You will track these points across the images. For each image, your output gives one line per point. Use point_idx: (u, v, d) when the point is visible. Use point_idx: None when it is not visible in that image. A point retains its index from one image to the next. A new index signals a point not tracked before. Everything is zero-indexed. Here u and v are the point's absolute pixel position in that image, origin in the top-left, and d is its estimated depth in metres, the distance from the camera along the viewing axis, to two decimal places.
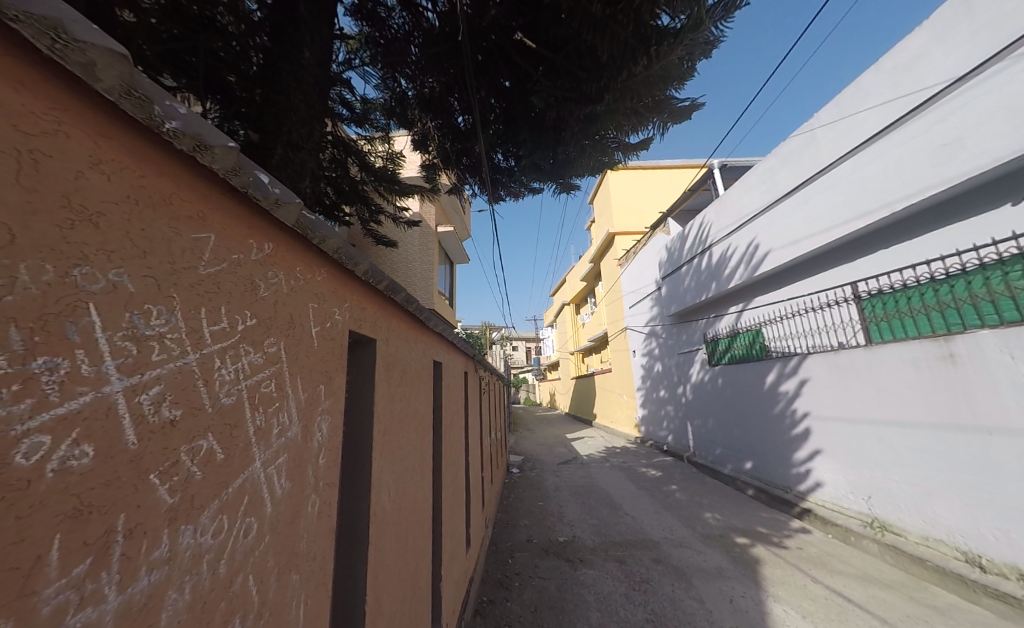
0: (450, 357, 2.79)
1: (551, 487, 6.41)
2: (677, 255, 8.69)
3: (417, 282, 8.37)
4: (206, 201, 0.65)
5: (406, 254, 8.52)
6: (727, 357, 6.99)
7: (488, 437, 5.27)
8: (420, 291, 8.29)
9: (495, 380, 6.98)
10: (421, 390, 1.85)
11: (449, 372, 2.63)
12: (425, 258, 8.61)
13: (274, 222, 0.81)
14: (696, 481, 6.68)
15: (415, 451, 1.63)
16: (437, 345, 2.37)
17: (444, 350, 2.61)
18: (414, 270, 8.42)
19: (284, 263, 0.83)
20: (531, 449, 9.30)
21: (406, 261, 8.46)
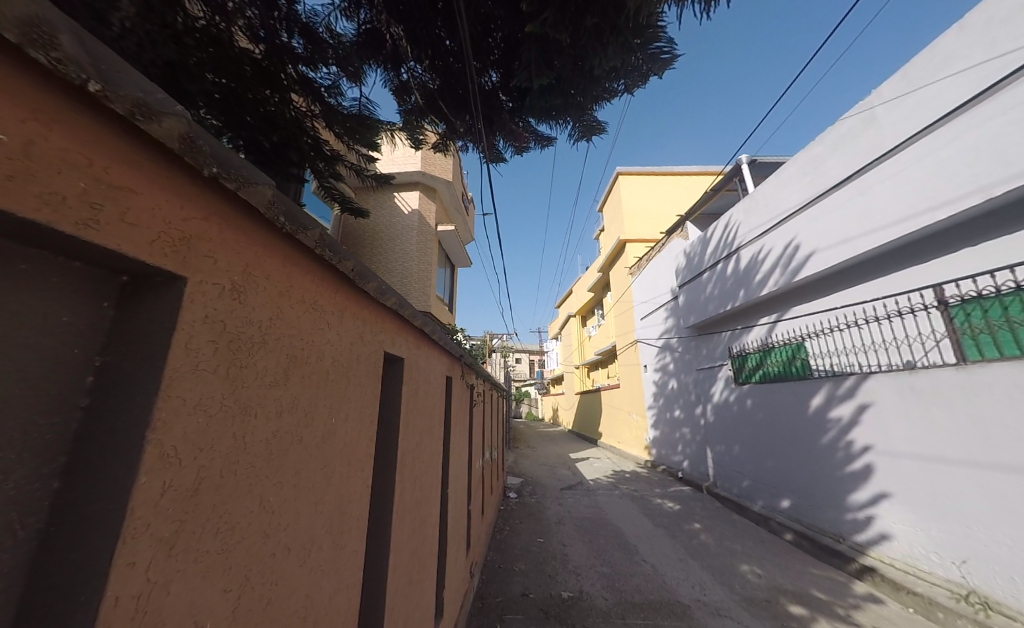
0: (430, 351, 2.17)
1: (554, 516, 5.67)
2: (697, 261, 8.04)
3: (414, 282, 7.77)
4: (79, 115, 0.50)
5: (403, 254, 7.96)
6: (755, 376, 6.26)
7: (484, 456, 4.60)
8: (417, 292, 7.68)
9: (493, 392, 6.34)
10: (357, 386, 1.20)
11: (424, 367, 1.99)
12: (423, 259, 8.05)
13: (163, 146, 0.61)
14: (719, 516, 5.90)
15: (321, 485, 0.98)
16: (406, 330, 1.75)
17: (422, 340, 2.00)
18: (411, 270, 7.84)
19: (183, 199, 0.63)
20: (532, 471, 8.48)
21: (403, 260, 7.89)
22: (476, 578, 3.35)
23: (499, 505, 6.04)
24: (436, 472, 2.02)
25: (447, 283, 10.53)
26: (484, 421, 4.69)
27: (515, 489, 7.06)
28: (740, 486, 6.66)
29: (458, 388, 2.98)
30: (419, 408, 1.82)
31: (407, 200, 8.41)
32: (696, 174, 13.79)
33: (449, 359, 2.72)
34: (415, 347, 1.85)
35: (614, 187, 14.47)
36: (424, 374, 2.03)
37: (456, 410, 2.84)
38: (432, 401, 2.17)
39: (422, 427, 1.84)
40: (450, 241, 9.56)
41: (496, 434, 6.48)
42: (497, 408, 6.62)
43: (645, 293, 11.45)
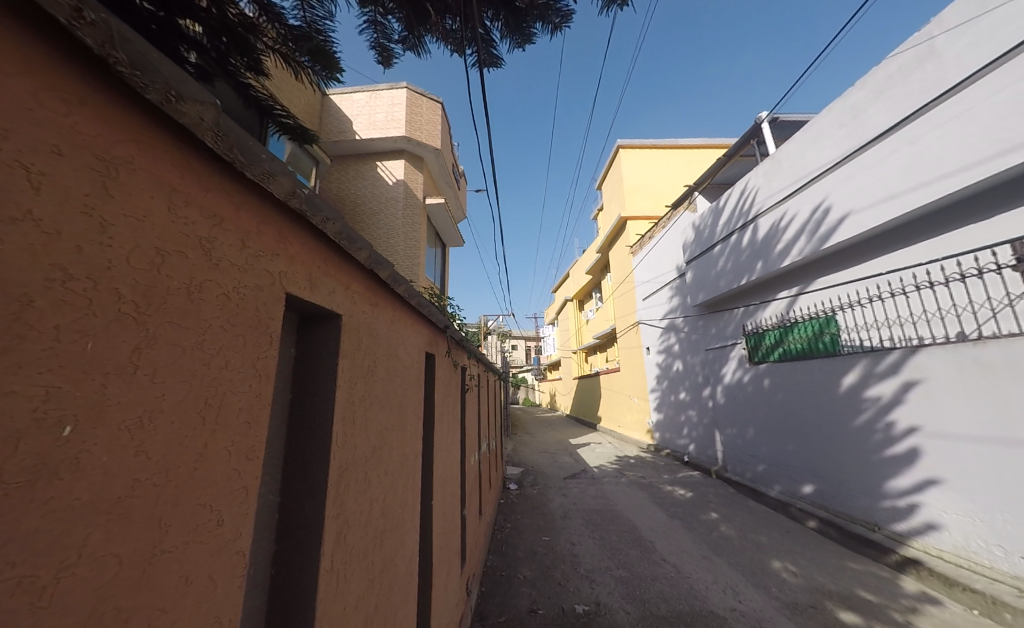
0: (402, 320, 1.58)
1: (559, 509, 5.19)
2: (708, 234, 7.45)
3: (399, 259, 7.09)
4: None
5: (387, 227, 7.28)
6: (774, 354, 5.76)
7: (481, 449, 4.07)
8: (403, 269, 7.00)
9: (491, 377, 5.79)
10: (205, 356, 0.63)
11: (388, 338, 1.39)
12: (409, 235, 7.37)
13: None
14: (735, 503, 5.46)
15: (58, 589, 0.41)
16: (352, 279, 1.15)
17: (384, 303, 1.40)
18: (396, 245, 7.15)
19: None
20: (532, 459, 7.98)
21: (387, 234, 7.20)
22: (473, 593, 2.83)
23: (499, 499, 5.53)
24: (407, 482, 1.45)
25: (438, 263, 9.82)
26: (479, 408, 4.16)
27: (515, 480, 6.55)
28: (753, 471, 6.22)
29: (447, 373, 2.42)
30: (379, 395, 1.25)
31: (391, 171, 7.66)
32: (700, 147, 13.06)
33: (433, 335, 2.13)
34: (370, 310, 1.25)
35: (614, 162, 13.69)
36: (396, 354, 1.46)
37: (445, 401, 2.26)
38: (409, 385, 1.60)
39: (383, 422, 1.27)
40: (440, 217, 8.83)
41: (495, 422, 5.98)
42: (495, 394, 6.11)
43: (648, 272, 10.90)
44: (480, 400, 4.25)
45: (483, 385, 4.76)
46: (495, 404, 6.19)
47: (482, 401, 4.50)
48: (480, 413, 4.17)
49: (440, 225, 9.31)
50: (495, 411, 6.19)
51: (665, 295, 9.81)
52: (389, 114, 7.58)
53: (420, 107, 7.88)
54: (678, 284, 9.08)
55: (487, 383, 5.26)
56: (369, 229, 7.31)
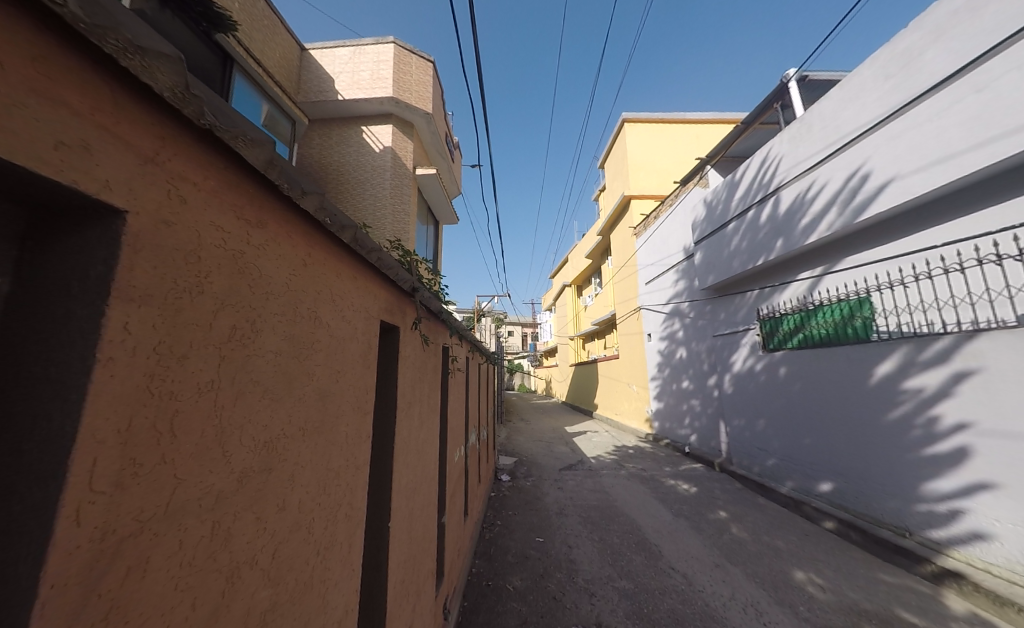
0: (331, 264, 1.04)
1: (555, 504, 4.80)
2: (721, 210, 6.89)
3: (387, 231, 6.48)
4: None
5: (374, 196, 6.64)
6: (793, 341, 5.29)
7: (469, 441, 3.62)
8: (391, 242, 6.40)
9: (484, 362, 5.31)
10: None
11: (293, 282, 0.84)
12: (397, 206, 6.77)
13: None
14: (743, 500, 5.09)
15: None
16: (170, 143, 0.58)
17: (287, 224, 0.85)
18: (383, 216, 6.54)
19: None
20: (526, 449, 7.58)
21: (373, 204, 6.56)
22: (454, 613, 2.39)
23: (489, 493, 5.12)
24: (327, 513, 0.93)
25: (430, 241, 9.21)
26: (468, 394, 3.68)
27: (507, 471, 6.15)
28: (762, 465, 5.85)
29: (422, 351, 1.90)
30: (260, 377, 0.71)
31: (377, 136, 6.99)
32: (709, 123, 12.35)
33: (399, 299, 1.60)
34: (241, 221, 0.69)
35: (618, 138, 12.95)
36: (323, 318, 0.96)
37: (417, 387, 1.75)
38: (349, 367, 1.10)
39: (270, 424, 0.73)
40: (432, 190, 8.19)
41: (487, 410, 5.53)
42: (487, 379, 5.64)
43: (652, 255, 10.36)
44: (469, 387, 3.77)
45: (474, 369, 4.28)
46: (488, 391, 5.74)
47: (472, 388, 4.03)
48: (469, 401, 3.70)
49: (432, 199, 8.67)
50: (488, 398, 5.73)
51: (671, 279, 9.31)
52: (375, 71, 6.85)
53: (409, 66, 7.15)
54: (686, 267, 8.56)
55: (479, 368, 4.78)
56: (352, 199, 6.68)
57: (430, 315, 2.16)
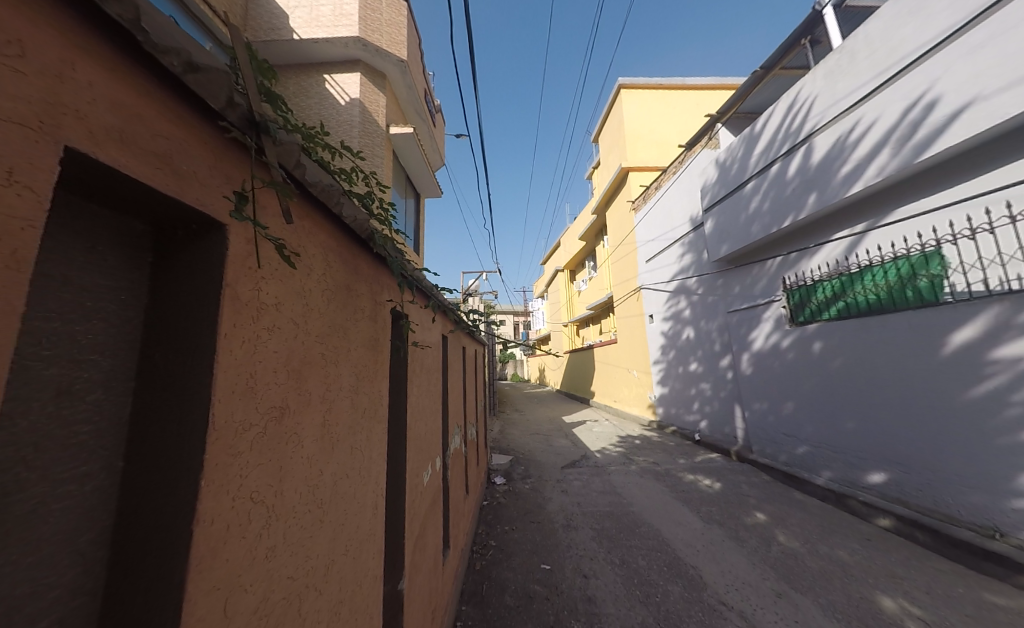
0: None
1: (561, 513, 4.01)
2: (737, 168, 6.03)
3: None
4: None
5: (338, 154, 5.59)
6: (830, 312, 4.51)
7: (450, 445, 2.76)
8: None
9: (472, 345, 4.44)
10: None
11: None
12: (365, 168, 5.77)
13: None
14: (776, 495, 4.39)
15: None
16: None
17: None
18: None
19: None
20: (523, 443, 6.77)
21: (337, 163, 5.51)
22: None
23: (482, 501, 4.28)
24: None
25: (409, 216, 8.19)
26: (447, 384, 2.81)
27: (502, 471, 5.33)
28: (791, 454, 5.16)
29: (317, 309, 0.99)
30: None
31: (342, 86, 5.89)
32: (711, 88, 11.52)
33: (206, 162, 0.65)
34: None
35: (614, 105, 11.97)
36: None
37: (292, 378, 0.85)
38: None
39: None
40: (409, 154, 7.16)
41: (477, 403, 4.68)
42: (476, 367, 4.77)
43: (654, 229, 9.53)
44: (449, 376, 2.90)
45: (457, 353, 3.41)
46: (477, 380, 4.86)
47: (454, 378, 3.16)
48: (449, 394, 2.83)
49: (409, 166, 7.63)
50: (478, 389, 4.89)
51: (677, 253, 8.49)
52: (337, 8, 5.75)
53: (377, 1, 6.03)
54: (694, 238, 7.73)
55: (465, 351, 3.90)
56: None
57: (358, 254, 1.26)
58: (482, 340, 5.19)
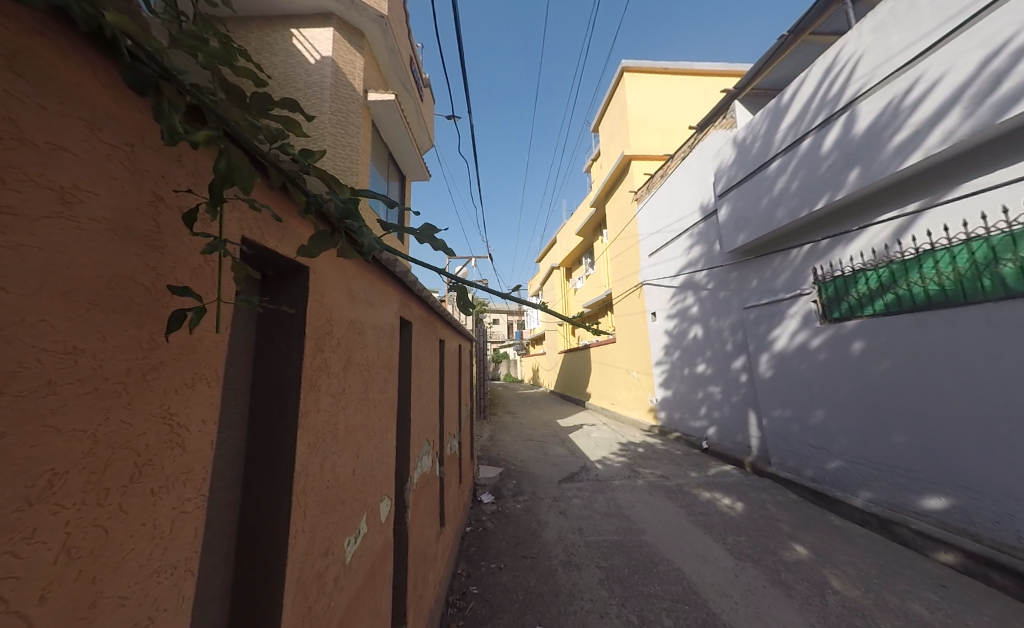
0: None
1: (559, 543, 3.32)
2: (759, 147, 5.40)
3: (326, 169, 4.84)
4: None
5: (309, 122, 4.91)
6: (874, 306, 3.83)
7: (414, 466, 2.06)
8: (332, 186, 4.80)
9: (454, 338, 3.74)
10: None
11: None
12: (339, 137, 5.05)
13: None
14: (809, 520, 3.76)
15: None
16: None
17: None
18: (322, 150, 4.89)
19: None
20: (516, 452, 6.06)
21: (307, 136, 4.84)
22: None
23: (463, 528, 3.56)
24: None
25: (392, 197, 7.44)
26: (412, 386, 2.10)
27: (490, 486, 4.63)
28: (819, 469, 4.52)
29: None
30: None
31: (312, 43, 5.10)
32: (717, 75, 11.00)
33: None
34: None
35: (617, 91, 11.33)
36: None
37: None
38: None
39: None
40: (391, 126, 6.41)
41: (461, 407, 3.98)
42: (460, 365, 4.09)
43: (660, 220, 8.88)
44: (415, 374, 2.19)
45: (429, 345, 2.70)
46: (461, 380, 4.17)
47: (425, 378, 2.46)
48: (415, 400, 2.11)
49: (392, 141, 6.87)
50: (463, 391, 4.20)
51: (684, 245, 7.85)
52: None
53: None
54: (705, 228, 7.10)
55: (444, 346, 3.21)
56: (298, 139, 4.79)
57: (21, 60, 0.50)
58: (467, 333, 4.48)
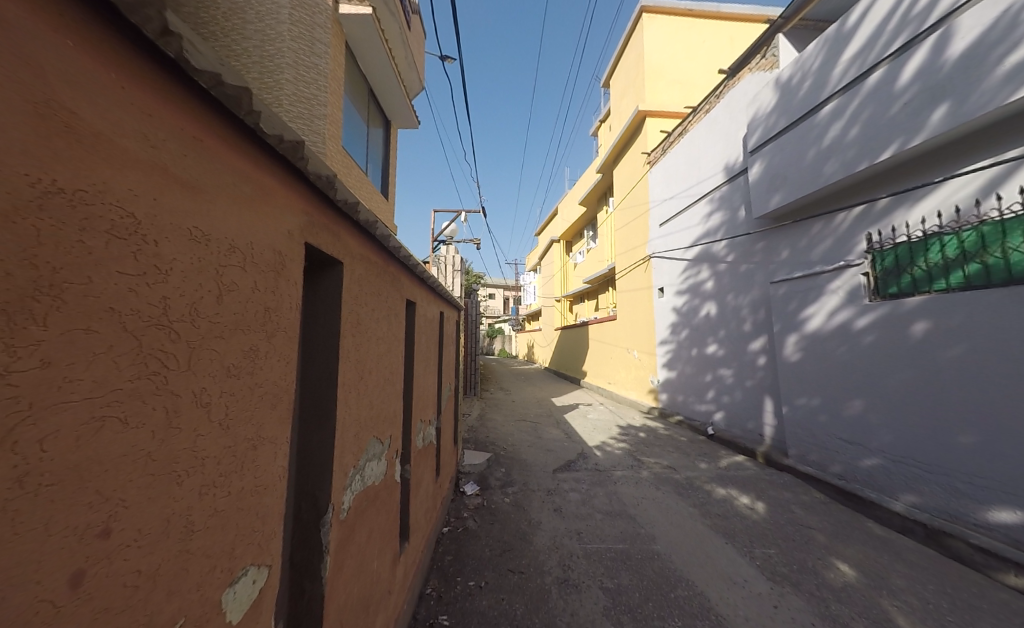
0: None
1: (553, 552, 2.74)
2: (810, 87, 4.63)
3: (288, 95, 4.11)
4: None
5: (262, 25, 3.86)
6: (949, 280, 3.28)
7: (357, 476, 1.42)
8: (296, 117, 4.18)
9: (432, 305, 3.04)
10: None
11: None
12: (300, 54, 4.23)
13: None
14: (845, 527, 3.23)
15: None
16: None
17: None
18: (282, 68, 4.03)
19: None
20: (506, 434, 5.47)
21: (263, 53, 3.83)
22: None
23: (439, 528, 2.97)
24: None
25: (375, 143, 6.63)
26: (354, 363, 1.42)
27: (475, 474, 4.05)
28: (851, 466, 3.97)
29: None
30: None
31: None
32: (745, 21, 9.79)
33: None
34: None
35: (633, 36, 10.06)
36: None
37: None
38: None
39: None
40: (368, 49, 5.45)
41: (442, 386, 3.32)
42: (442, 337, 3.40)
43: (675, 185, 8.04)
44: (360, 348, 1.51)
45: (393, 309, 2.01)
46: (444, 354, 3.49)
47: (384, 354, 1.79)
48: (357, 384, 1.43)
49: (370, 72, 5.94)
50: (446, 367, 3.54)
51: (701, 213, 7.08)
52: None
53: None
54: (728, 193, 6.32)
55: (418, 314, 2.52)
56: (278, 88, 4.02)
57: None
58: (451, 300, 3.77)
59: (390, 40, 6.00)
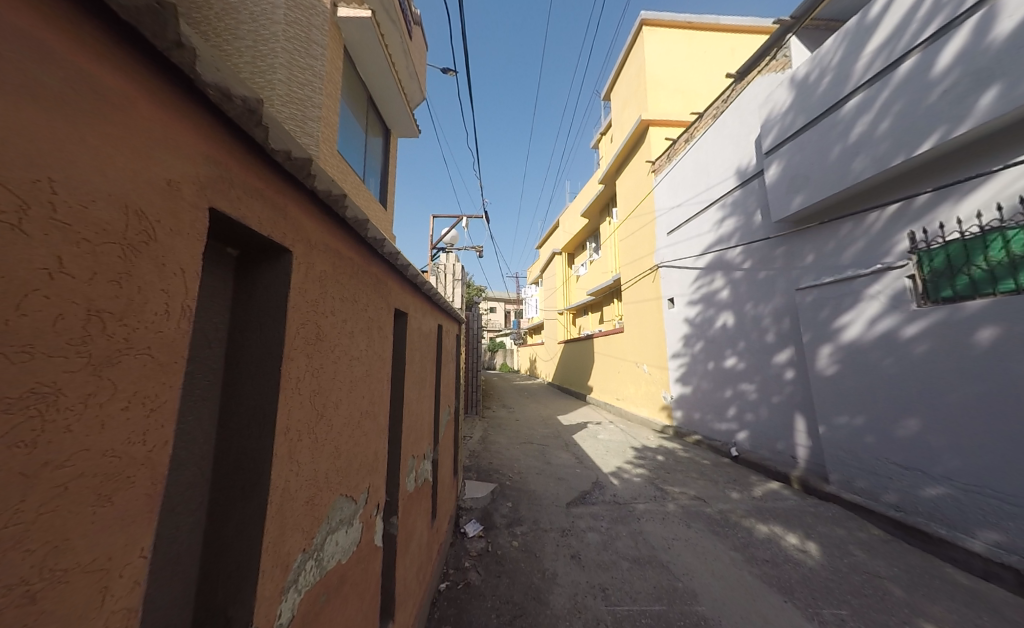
0: None
1: (576, 617, 2.24)
2: (829, 85, 4.27)
3: (280, 95, 3.78)
4: None
5: (254, 23, 3.51)
6: (1019, 280, 2.87)
7: (314, 562, 0.96)
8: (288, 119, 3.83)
9: (429, 318, 2.61)
10: None
11: None
12: (296, 55, 3.92)
13: None
14: (921, 576, 2.71)
15: None
16: None
17: None
18: (275, 69, 3.69)
19: None
20: (512, 459, 4.96)
21: (255, 53, 3.54)
22: None
23: (436, 585, 2.47)
24: None
25: (375, 153, 6.34)
26: (319, 397, 0.95)
27: (479, 510, 3.54)
28: (910, 497, 3.47)
29: None
30: None
31: None
32: (745, 31, 9.73)
33: None
34: None
35: (634, 48, 10.00)
36: None
37: None
38: None
39: None
40: (366, 54, 5.23)
41: (441, 410, 2.88)
42: (442, 354, 2.98)
43: (682, 192, 7.71)
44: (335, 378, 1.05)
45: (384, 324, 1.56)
46: (444, 372, 3.07)
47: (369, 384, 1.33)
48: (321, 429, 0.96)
49: (370, 80, 5.69)
50: (446, 387, 3.11)
51: (712, 218, 6.71)
52: None
53: None
54: (741, 197, 5.95)
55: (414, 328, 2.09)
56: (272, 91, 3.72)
57: None
58: (452, 311, 3.37)
59: (394, 51, 5.70)
